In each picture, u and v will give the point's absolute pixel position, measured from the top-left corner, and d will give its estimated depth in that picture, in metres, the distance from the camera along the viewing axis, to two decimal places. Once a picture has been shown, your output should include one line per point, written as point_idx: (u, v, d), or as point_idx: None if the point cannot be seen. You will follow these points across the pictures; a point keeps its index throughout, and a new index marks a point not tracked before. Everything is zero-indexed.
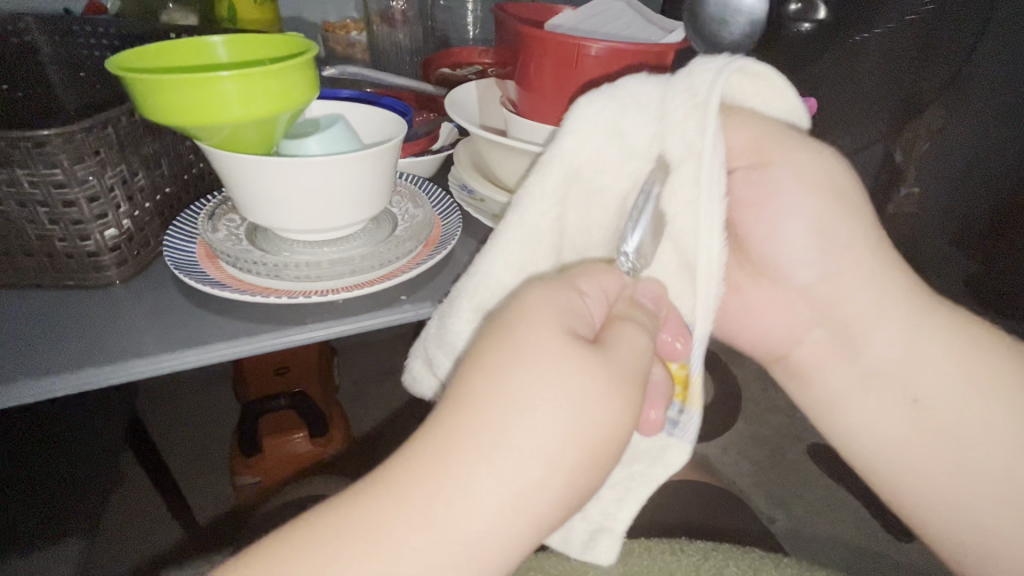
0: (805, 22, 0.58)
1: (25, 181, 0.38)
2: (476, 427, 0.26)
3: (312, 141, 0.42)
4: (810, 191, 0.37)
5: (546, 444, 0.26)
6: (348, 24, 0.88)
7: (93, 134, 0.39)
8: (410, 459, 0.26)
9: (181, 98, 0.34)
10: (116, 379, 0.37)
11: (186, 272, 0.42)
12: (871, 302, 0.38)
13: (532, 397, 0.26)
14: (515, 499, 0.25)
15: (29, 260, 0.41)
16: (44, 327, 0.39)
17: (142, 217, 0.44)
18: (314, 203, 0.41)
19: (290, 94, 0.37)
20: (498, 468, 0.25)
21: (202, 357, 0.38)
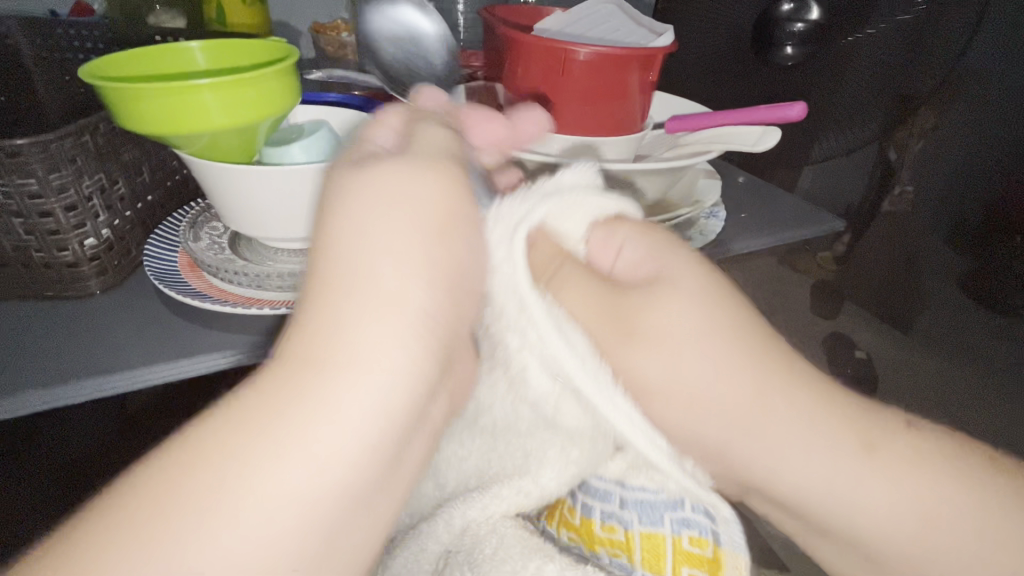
0: (798, 23, 0.57)
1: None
2: (316, 343, 0.24)
3: (295, 148, 0.41)
4: (688, 357, 0.30)
5: (395, 345, 0.25)
6: (339, 25, 0.87)
7: (70, 143, 0.38)
8: (246, 400, 0.24)
9: (157, 107, 0.34)
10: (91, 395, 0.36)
11: (166, 283, 0.41)
12: (785, 454, 0.30)
13: (377, 300, 0.25)
14: (377, 415, 0.24)
15: (6, 271, 0.40)
16: (19, 340, 0.38)
17: (121, 225, 0.43)
18: (299, 212, 0.41)
19: (270, 101, 0.37)
20: (350, 381, 0.24)
21: (182, 370, 0.37)
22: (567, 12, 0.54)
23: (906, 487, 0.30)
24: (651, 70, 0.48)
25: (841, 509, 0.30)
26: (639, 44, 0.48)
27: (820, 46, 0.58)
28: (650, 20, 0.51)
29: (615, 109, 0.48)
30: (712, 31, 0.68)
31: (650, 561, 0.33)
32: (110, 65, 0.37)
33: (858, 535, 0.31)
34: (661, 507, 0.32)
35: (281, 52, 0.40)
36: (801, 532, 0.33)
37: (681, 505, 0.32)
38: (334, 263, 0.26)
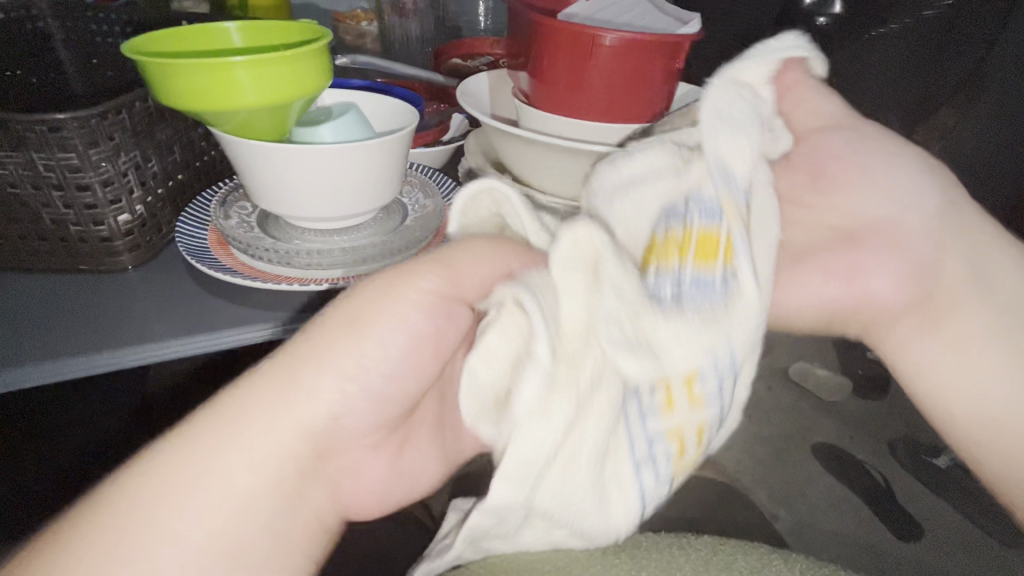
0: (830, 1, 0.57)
1: (40, 164, 0.38)
2: (218, 436, 0.30)
3: (323, 128, 0.42)
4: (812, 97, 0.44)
5: (259, 461, 0.31)
6: (360, 14, 0.89)
7: (108, 119, 0.39)
8: (162, 462, 0.29)
9: (195, 84, 0.34)
10: (125, 363, 0.37)
11: (198, 259, 0.42)
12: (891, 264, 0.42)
13: (296, 409, 0.31)
14: (234, 513, 0.30)
15: (42, 243, 0.41)
16: (53, 312, 0.39)
17: (153, 202, 0.44)
18: (323, 190, 0.41)
19: (302, 82, 0.37)
20: (245, 455, 0.30)
21: (213, 344, 0.38)
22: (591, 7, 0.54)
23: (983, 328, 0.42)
24: (678, 57, 0.48)
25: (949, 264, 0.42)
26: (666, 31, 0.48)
27: (842, 41, 0.58)
28: (677, 9, 0.51)
29: (639, 97, 0.48)
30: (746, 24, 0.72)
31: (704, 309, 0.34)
32: (148, 42, 0.38)
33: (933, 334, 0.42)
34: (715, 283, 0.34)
35: (315, 34, 0.40)
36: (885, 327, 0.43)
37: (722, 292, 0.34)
38: (289, 370, 0.31)
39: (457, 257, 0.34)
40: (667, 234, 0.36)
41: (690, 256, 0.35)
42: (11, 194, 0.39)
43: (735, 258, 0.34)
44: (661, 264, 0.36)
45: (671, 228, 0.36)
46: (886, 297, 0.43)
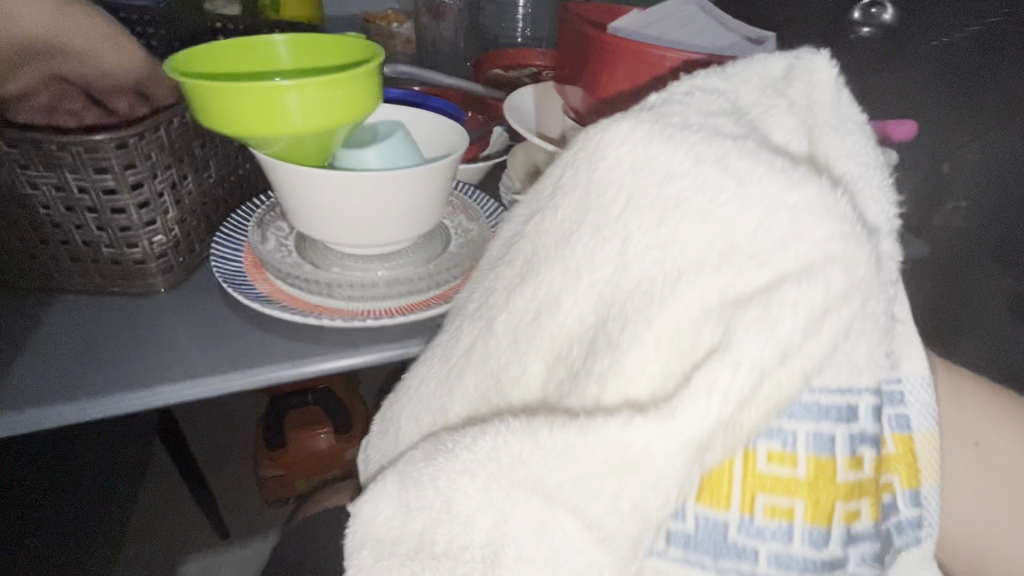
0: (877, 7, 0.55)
1: (74, 185, 0.36)
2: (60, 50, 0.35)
3: (370, 151, 0.39)
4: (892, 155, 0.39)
5: None
6: (391, 15, 0.87)
7: (145, 138, 0.36)
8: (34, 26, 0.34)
9: (242, 108, 0.32)
10: (159, 403, 0.35)
11: (235, 286, 0.40)
12: None
13: None
14: None
15: (73, 264, 0.39)
16: (86, 339, 0.37)
17: (188, 221, 0.42)
18: (367, 214, 0.38)
19: (354, 108, 0.35)
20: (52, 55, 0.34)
21: (249, 380, 0.36)
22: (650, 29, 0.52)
23: (948, 451, 0.35)
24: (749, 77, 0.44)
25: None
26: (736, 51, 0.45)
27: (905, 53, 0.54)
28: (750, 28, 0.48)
29: None
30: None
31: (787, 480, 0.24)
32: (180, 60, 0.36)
33: None
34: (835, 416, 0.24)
35: (366, 53, 0.37)
36: None
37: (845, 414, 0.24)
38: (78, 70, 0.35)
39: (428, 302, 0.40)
40: (775, 460, 0.25)
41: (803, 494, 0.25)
42: (43, 215, 0.37)
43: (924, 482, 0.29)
44: (770, 513, 0.25)
45: (785, 448, 0.25)
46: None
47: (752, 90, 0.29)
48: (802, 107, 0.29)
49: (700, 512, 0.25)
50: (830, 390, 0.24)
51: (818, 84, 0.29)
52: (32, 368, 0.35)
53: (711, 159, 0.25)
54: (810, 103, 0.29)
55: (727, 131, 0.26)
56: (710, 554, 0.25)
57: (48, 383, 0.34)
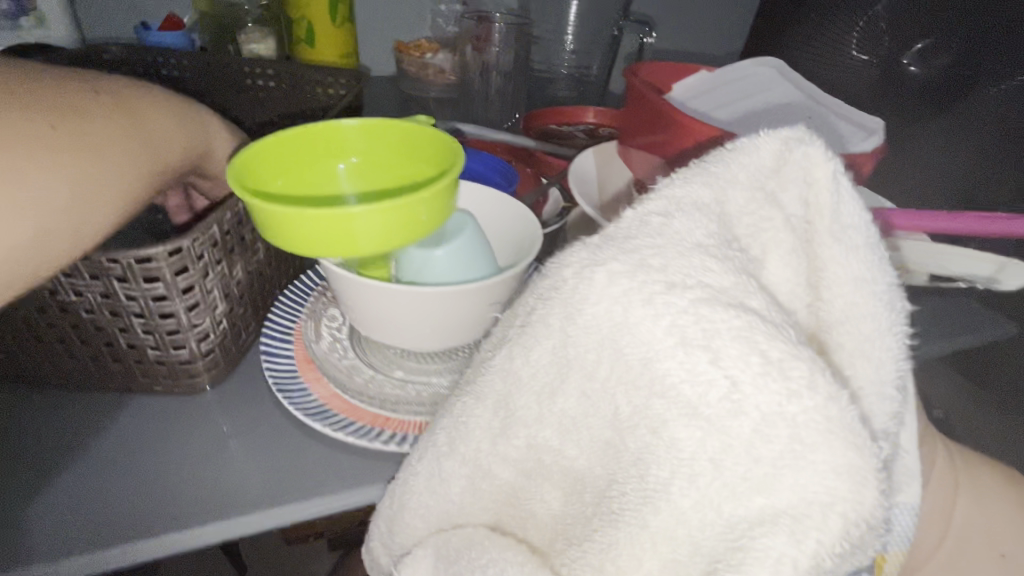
0: (913, 66, 0.62)
1: (122, 292, 0.33)
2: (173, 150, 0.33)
3: (440, 254, 0.35)
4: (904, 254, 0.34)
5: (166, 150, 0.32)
6: (423, 45, 0.86)
7: (199, 240, 0.33)
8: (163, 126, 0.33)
9: (315, 232, 0.28)
10: (210, 538, 0.32)
11: (290, 394, 0.36)
12: None
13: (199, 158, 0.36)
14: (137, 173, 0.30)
15: (116, 365, 0.36)
16: (130, 456, 0.34)
17: (235, 312, 0.39)
18: (432, 321, 0.35)
19: (434, 222, 0.30)
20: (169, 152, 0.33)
21: (308, 509, 0.33)
22: (730, 101, 0.49)
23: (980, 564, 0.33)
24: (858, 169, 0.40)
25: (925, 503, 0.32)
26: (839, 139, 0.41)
27: None
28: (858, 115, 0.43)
29: None
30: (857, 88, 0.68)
31: None
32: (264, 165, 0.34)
33: None
34: None
35: (442, 146, 0.32)
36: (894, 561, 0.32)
37: None
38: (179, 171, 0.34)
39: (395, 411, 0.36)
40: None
41: None
42: (85, 318, 0.34)
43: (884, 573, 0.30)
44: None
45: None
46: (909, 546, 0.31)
47: (742, 192, 0.25)
48: (797, 225, 0.25)
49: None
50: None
51: (813, 181, 0.24)
52: (73, 494, 0.32)
53: (698, 341, 0.22)
54: (807, 207, 0.25)
55: (716, 287, 0.22)
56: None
57: (92, 512, 0.32)
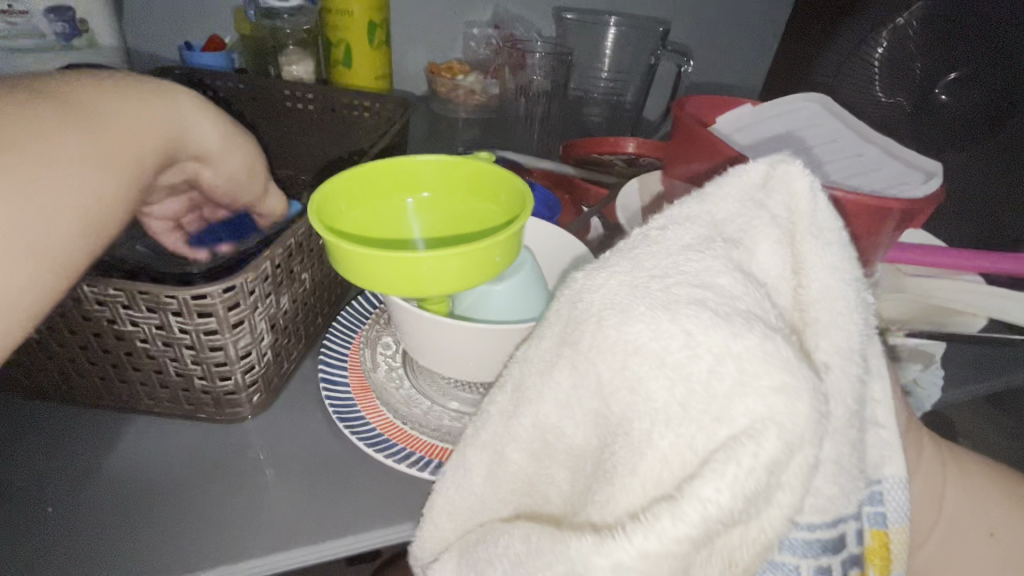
0: (941, 95, 0.61)
1: (176, 325, 0.33)
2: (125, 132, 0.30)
3: (500, 289, 0.36)
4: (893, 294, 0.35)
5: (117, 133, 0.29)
6: (453, 67, 0.86)
7: (253, 275, 0.34)
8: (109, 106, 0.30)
9: (385, 273, 0.28)
10: (255, 571, 0.32)
11: (349, 423, 0.37)
12: None
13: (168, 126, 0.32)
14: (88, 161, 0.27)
15: (162, 392, 0.37)
16: (175, 487, 0.35)
17: (279, 342, 0.40)
18: (489, 355, 0.35)
19: (501, 266, 0.30)
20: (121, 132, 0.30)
21: (357, 542, 0.33)
22: (775, 132, 0.50)
23: (967, 556, 0.32)
24: (911, 219, 0.39)
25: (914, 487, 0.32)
26: (891, 189, 0.40)
27: None
28: (913, 154, 0.43)
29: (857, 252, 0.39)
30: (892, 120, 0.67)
31: None
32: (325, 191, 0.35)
33: None
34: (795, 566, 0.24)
35: (515, 192, 0.32)
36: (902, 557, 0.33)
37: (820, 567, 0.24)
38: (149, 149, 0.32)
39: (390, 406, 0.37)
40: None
41: None
42: (138, 348, 0.34)
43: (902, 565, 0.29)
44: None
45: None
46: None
47: (732, 203, 0.26)
48: (781, 220, 0.24)
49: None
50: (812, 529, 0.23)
51: (795, 194, 0.24)
52: (120, 522, 0.33)
53: (668, 302, 0.22)
54: (790, 215, 0.25)
55: (693, 271, 0.23)
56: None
57: (143, 542, 0.32)
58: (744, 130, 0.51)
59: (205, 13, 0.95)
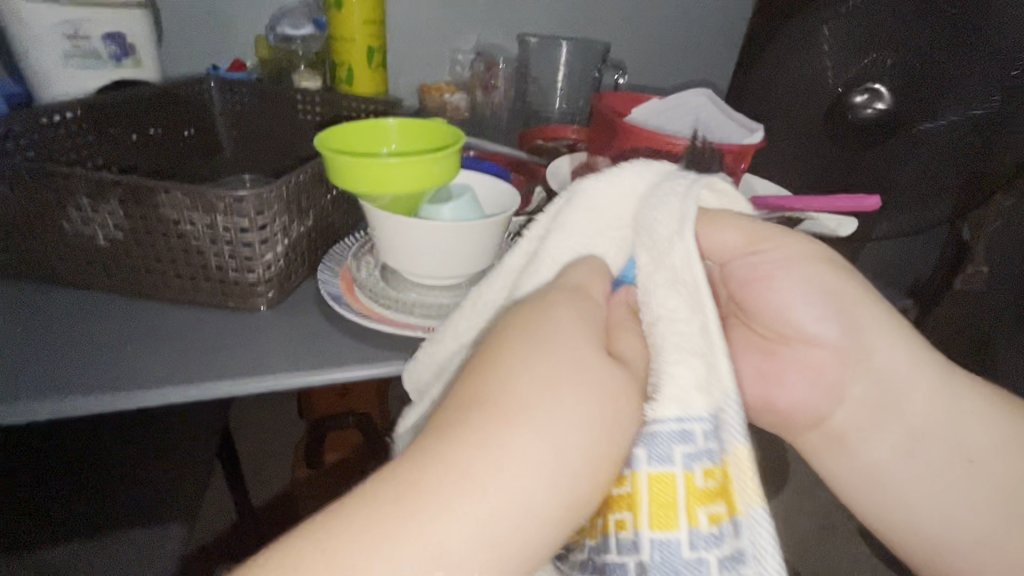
0: (869, 110, 0.70)
1: (220, 224, 0.48)
2: None
3: (446, 208, 0.51)
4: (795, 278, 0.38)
5: None
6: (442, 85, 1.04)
7: (274, 192, 0.49)
8: None
9: (362, 177, 0.46)
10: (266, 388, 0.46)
11: (339, 303, 0.51)
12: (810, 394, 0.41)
13: None
14: None
15: (204, 283, 0.51)
16: (211, 343, 0.49)
17: (291, 255, 0.54)
18: (440, 252, 0.51)
19: (437, 177, 0.48)
20: None
21: (344, 375, 0.48)
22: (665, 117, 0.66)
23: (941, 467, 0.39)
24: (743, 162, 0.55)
25: (853, 388, 0.40)
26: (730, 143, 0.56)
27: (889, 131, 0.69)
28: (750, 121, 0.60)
29: None
30: (799, 116, 0.80)
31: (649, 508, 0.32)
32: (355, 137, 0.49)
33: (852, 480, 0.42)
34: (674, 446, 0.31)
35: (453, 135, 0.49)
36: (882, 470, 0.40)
37: (693, 439, 0.31)
38: None
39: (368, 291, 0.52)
40: (657, 477, 0.32)
41: (669, 515, 0.31)
42: (192, 244, 0.49)
43: (742, 507, 0.29)
44: (660, 525, 0.31)
45: (668, 468, 0.32)
46: (804, 415, 0.42)
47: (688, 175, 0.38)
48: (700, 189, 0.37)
49: (657, 538, 0.31)
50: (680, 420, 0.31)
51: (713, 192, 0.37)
52: (175, 359, 0.47)
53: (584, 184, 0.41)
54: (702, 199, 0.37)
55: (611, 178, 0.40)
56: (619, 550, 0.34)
57: (191, 369, 0.46)
58: (642, 115, 0.67)
59: (229, 41, 1.14)
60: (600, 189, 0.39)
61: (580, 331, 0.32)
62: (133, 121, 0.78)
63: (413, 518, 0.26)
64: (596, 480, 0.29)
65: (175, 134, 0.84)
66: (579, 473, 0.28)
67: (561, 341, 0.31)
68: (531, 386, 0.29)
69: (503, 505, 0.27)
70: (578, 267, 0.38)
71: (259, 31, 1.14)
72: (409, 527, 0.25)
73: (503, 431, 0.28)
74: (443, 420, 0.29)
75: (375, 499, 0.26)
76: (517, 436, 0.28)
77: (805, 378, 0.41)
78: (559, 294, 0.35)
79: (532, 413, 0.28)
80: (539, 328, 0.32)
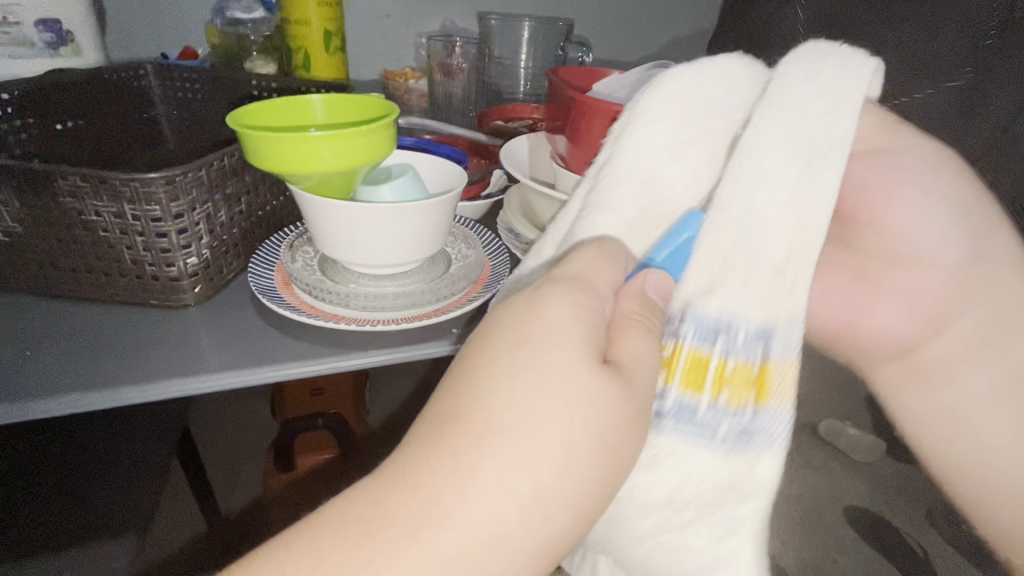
0: None
1: (131, 213, 0.44)
2: None
3: (385, 189, 0.47)
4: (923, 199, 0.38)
5: None
6: (405, 70, 1.00)
7: (190, 177, 0.45)
8: None
9: (283, 152, 0.41)
10: (183, 391, 0.42)
11: (269, 297, 0.47)
12: (913, 302, 0.40)
13: None
14: None
15: (120, 280, 0.47)
16: (125, 344, 0.44)
17: (219, 248, 0.50)
18: (380, 237, 0.46)
19: (368, 153, 0.44)
20: None
21: (274, 375, 0.43)
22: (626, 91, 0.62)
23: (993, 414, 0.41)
24: None
25: (961, 321, 0.39)
26: None
27: None
28: None
29: None
30: None
31: (694, 380, 0.36)
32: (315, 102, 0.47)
33: (907, 407, 0.43)
34: (715, 331, 0.35)
35: (383, 110, 0.45)
36: (934, 413, 0.42)
37: (736, 331, 0.34)
38: None
39: (301, 284, 0.48)
40: (695, 355, 0.35)
41: (714, 386, 0.35)
42: (102, 237, 0.45)
43: (772, 397, 0.34)
44: (691, 394, 0.36)
45: (706, 353, 0.35)
46: (897, 337, 0.41)
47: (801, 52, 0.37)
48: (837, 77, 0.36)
49: (680, 396, 0.36)
50: (735, 313, 0.34)
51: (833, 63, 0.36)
52: (81, 363, 0.42)
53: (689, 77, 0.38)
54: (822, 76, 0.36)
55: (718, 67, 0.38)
56: (681, 424, 0.36)
57: (96, 375, 0.41)
58: (601, 90, 0.63)
59: (176, 27, 1.08)
60: (693, 78, 0.38)
61: (576, 337, 0.31)
62: (58, 110, 0.72)
63: (393, 546, 0.26)
64: (579, 510, 0.29)
65: (109, 123, 0.78)
66: (559, 499, 0.28)
67: (552, 355, 0.30)
68: (517, 409, 0.29)
69: (481, 535, 0.27)
70: (583, 249, 0.36)
71: (208, 17, 1.08)
72: (385, 558, 0.26)
73: (485, 456, 0.28)
74: (424, 444, 0.29)
75: (358, 529, 0.27)
76: (498, 464, 0.28)
77: (910, 299, 0.40)
78: (554, 286, 0.33)
79: (506, 442, 0.28)
80: (529, 332, 0.31)
